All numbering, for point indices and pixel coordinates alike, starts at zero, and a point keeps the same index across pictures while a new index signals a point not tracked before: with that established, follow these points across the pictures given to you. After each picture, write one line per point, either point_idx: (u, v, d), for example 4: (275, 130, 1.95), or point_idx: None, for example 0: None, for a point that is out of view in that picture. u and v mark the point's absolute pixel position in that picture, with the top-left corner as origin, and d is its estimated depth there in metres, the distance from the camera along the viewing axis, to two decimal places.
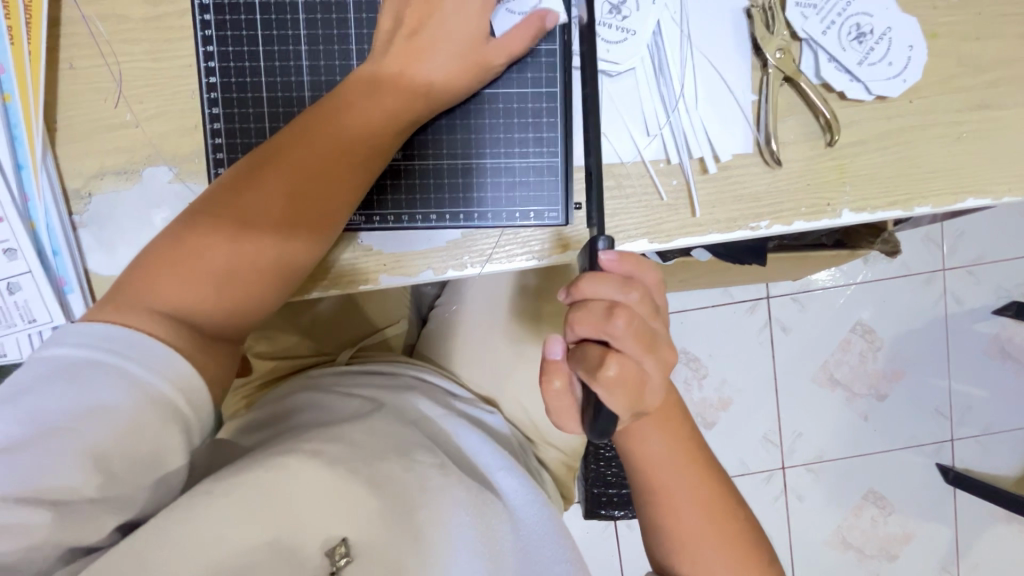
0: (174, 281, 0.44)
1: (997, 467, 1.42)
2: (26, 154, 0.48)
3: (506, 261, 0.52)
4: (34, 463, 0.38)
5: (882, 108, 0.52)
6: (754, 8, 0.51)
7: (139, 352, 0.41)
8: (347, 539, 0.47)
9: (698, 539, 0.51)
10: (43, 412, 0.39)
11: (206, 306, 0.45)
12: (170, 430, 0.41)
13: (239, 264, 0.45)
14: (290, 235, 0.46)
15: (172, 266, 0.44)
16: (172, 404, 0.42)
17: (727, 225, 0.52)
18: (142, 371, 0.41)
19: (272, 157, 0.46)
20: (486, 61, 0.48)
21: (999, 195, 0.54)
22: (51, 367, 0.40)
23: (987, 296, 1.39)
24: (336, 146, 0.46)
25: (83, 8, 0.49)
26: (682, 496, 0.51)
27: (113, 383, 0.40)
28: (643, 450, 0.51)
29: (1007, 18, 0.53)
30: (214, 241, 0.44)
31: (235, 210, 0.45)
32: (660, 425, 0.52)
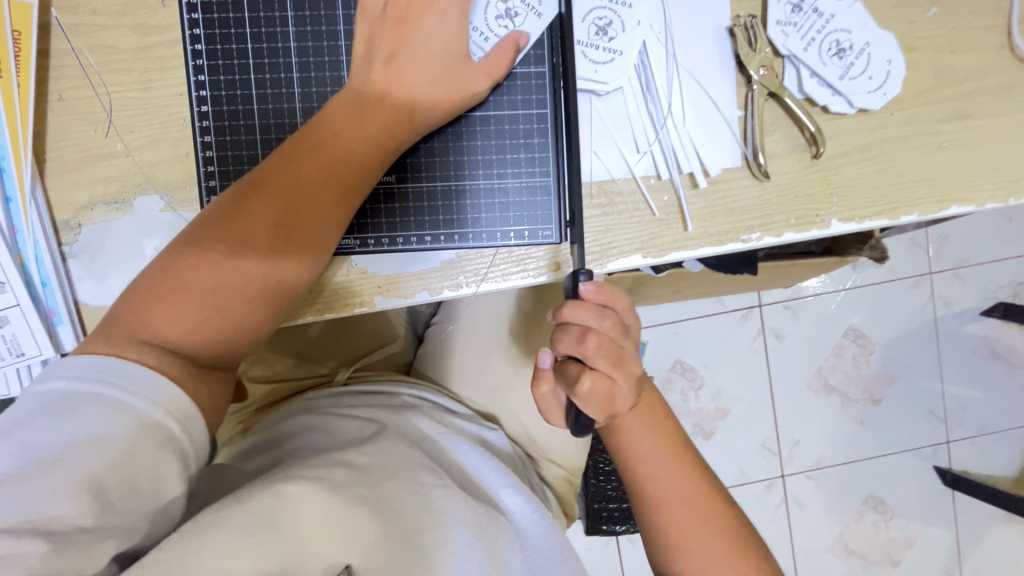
0: (166, 313, 0.43)
1: (993, 469, 1.43)
2: (14, 185, 0.48)
3: (501, 280, 0.52)
4: (28, 496, 0.36)
5: (865, 121, 0.54)
6: (736, 27, 0.52)
7: (140, 383, 0.41)
8: (350, 566, 0.48)
9: (700, 540, 0.50)
10: (39, 445, 0.38)
11: (201, 336, 0.44)
12: (169, 459, 0.41)
13: (232, 294, 0.44)
14: (285, 262, 0.45)
15: (164, 298, 0.44)
16: (172, 436, 0.41)
17: (719, 238, 0.53)
18: (142, 402, 0.40)
19: (264, 183, 0.45)
20: (467, 79, 0.48)
21: (981, 202, 0.55)
22: (45, 401, 0.39)
23: (973, 298, 1.41)
24: (323, 169, 0.45)
25: (72, 40, 0.49)
26: (676, 497, 0.51)
27: (114, 414, 0.40)
28: (641, 462, 0.51)
29: (982, 30, 0.54)
30: (204, 268, 0.44)
31: (224, 235, 0.44)
32: (655, 433, 0.52)
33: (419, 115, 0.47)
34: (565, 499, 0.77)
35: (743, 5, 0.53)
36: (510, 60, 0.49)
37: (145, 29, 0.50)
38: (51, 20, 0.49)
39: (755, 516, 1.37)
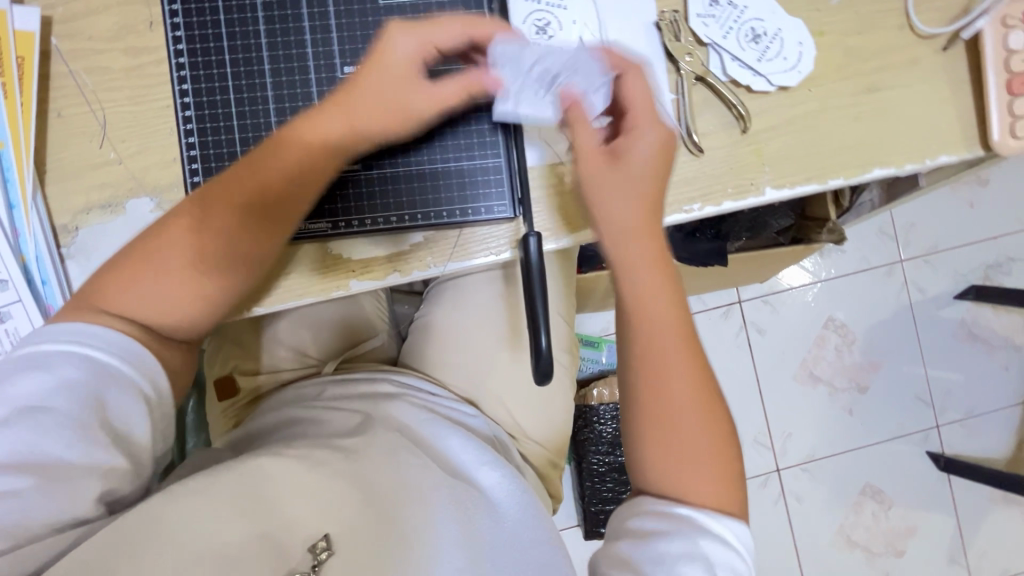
0: (131, 299, 0.48)
1: (986, 451, 1.44)
2: (18, 193, 0.53)
3: (466, 259, 0.57)
4: (24, 439, 0.43)
5: (786, 97, 0.59)
6: (662, 21, 0.58)
7: (110, 342, 0.46)
8: (327, 534, 0.50)
9: (678, 397, 0.50)
10: (24, 396, 0.44)
11: (154, 317, 0.48)
12: (134, 404, 0.46)
13: (186, 285, 0.49)
14: (236, 261, 0.50)
15: (128, 283, 0.48)
16: (138, 387, 0.47)
17: (664, 208, 0.58)
18: (109, 356, 0.46)
19: (221, 190, 0.49)
20: (416, 95, 0.50)
21: (901, 164, 0.60)
22: (24, 359, 0.45)
23: (946, 283, 1.45)
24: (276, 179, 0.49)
25: (70, 63, 0.55)
26: (669, 352, 0.50)
27: (84, 366, 0.45)
28: (629, 282, 0.51)
29: (883, 13, 0.61)
30: (163, 261, 0.48)
31: (184, 234, 0.48)
32: (669, 293, 0.51)
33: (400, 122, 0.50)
34: (550, 480, 0.79)
35: (666, 2, 0.59)
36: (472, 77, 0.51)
37: (135, 51, 0.56)
38: (51, 47, 0.55)
39: (754, 511, 1.38)
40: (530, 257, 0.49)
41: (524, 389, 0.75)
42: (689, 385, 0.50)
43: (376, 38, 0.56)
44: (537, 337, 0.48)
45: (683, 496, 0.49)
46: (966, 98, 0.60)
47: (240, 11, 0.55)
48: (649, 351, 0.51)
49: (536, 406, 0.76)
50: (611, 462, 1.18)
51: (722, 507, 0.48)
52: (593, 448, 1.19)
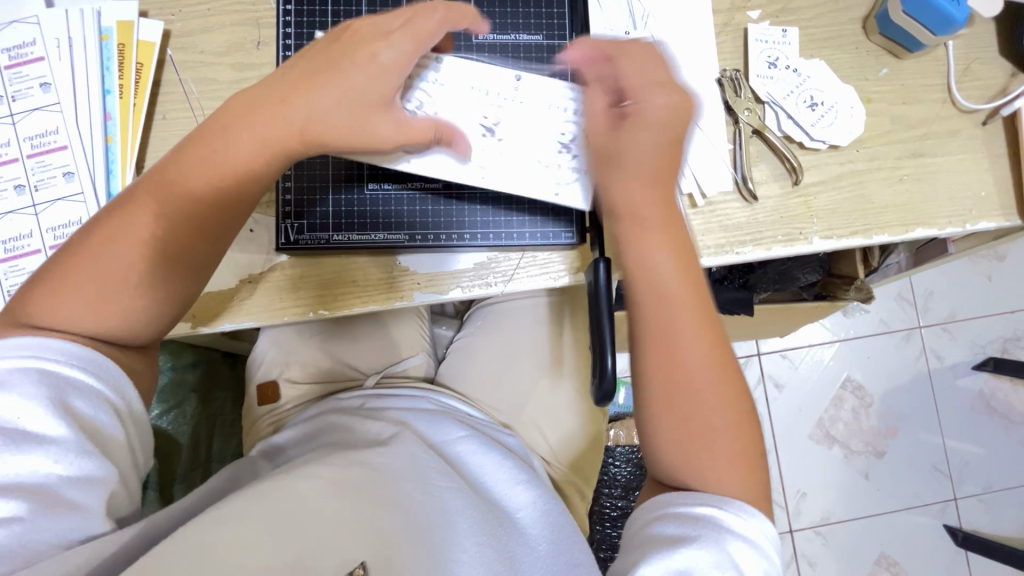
0: (63, 302, 0.46)
1: (1005, 529, 1.41)
2: (117, 185, 0.56)
3: (528, 280, 0.60)
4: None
5: (835, 155, 0.63)
6: (724, 79, 0.63)
7: (73, 354, 0.45)
8: (365, 563, 0.49)
9: (708, 389, 0.48)
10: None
11: (89, 335, 0.46)
12: (105, 418, 0.46)
13: (117, 278, 0.46)
14: (173, 249, 0.48)
15: (61, 277, 0.46)
16: (110, 399, 0.46)
17: (716, 250, 0.61)
18: (75, 369, 0.45)
19: (160, 174, 0.48)
20: (379, 124, 0.49)
21: (942, 226, 0.63)
22: None
23: (965, 352, 1.46)
24: (192, 193, 0.48)
25: (182, 73, 0.59)
26: (691, 351, 0.49)
27: (43, 381, 0.43)
28: (643, 253, 0.51)
29: (927, 87, 0.65)
30: (111, 243, 0.47)
31: (136, 217, 0.47)
32: (669, 248, 0.51)
33: (310, 134, 0.49)
34: (578, 515, 0.78)
35: (727, 61, 0.64)
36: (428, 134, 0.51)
37: (241, 66, 0.60)
38: (167, 57, 0.59)
39: None
40: (599, 283, 0.53)
41: (561, 417, 0.76)
42: (714, 355, 0.49)
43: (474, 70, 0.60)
44: (604, 358, 0.51)
45: (718, 491, 0.47)
46: (1003, 170, 0.64)
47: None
48: (659, 355, 0.49)
49: (570, 435, 0.76)
50: (624, 507, 1.16)
51: (754, 504, 0.47)
52: (607, 491, 1.17)
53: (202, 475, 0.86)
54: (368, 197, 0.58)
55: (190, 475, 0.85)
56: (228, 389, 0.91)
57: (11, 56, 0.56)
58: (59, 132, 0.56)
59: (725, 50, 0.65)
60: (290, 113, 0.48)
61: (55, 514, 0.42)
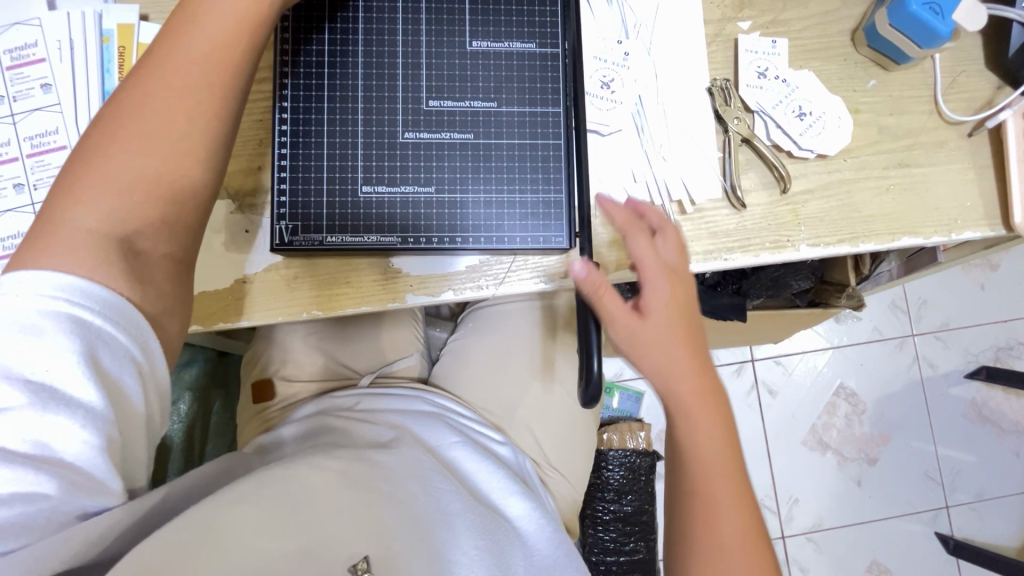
0: (92, 202, 0.42)
1: (996, 537, 1.41)
2: None
3: (518, 283, 0.61)
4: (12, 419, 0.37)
5: (823, 165, 0.65)
6: (714, 88, 0.64)
7: (105, 306, 0.40)
8: (368, 556, 0.49)
9: (733, 525, 0.48)
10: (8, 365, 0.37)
11: (130, 228, 0.43)
12: (126, 378, 0.41)
13: (151, 161, 0.44)
14: (197, 120, 0.46)
15: (77, 186, 0.43)
16: (135, 360, 0.41)
17: (705, 256, 0.62)
18: (101, 319, 0.40)
19: (151, 56, 0.46)
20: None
21: (928, 235, 0.64)
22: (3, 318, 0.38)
23: (957, 361, 1.47)
24: (186, 62, 0.46)
25: None
26: (726, 506, 0.48)
27: (70, 330, 0.38)
28: (686, 422, 0.49)
29: (913, 99, 0.66)
30: (121, 137, 0.44)
31: (132, 99, 0.44)
32: (715, 420, 0.50)
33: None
34: (567, 517, 0.79)
35: (718, 71, 0.66)
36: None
37: None
38: None
39: None
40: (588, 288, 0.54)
41: (553, 418, 0.77)
42: (743, 516, 0.48)
43: (468, 75, 0.60)
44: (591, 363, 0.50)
45: None
46: (988, 181, 0.65)
47: (343, 33, 0.59)
48: (692, 519, 0.48)
49: (560, 438, 0.77)
50: (616, 511, 1.17)
51: None
52: (599, 495, 1.18)
53: None
54: (361, 200, 0.58)
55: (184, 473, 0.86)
56: (223, 388, 0.92)
57: (12, 57, 0.57)
58: (60, 132, 0.57)
59: (715, 59, 0.66)
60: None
61: (79, 492, 0.39)
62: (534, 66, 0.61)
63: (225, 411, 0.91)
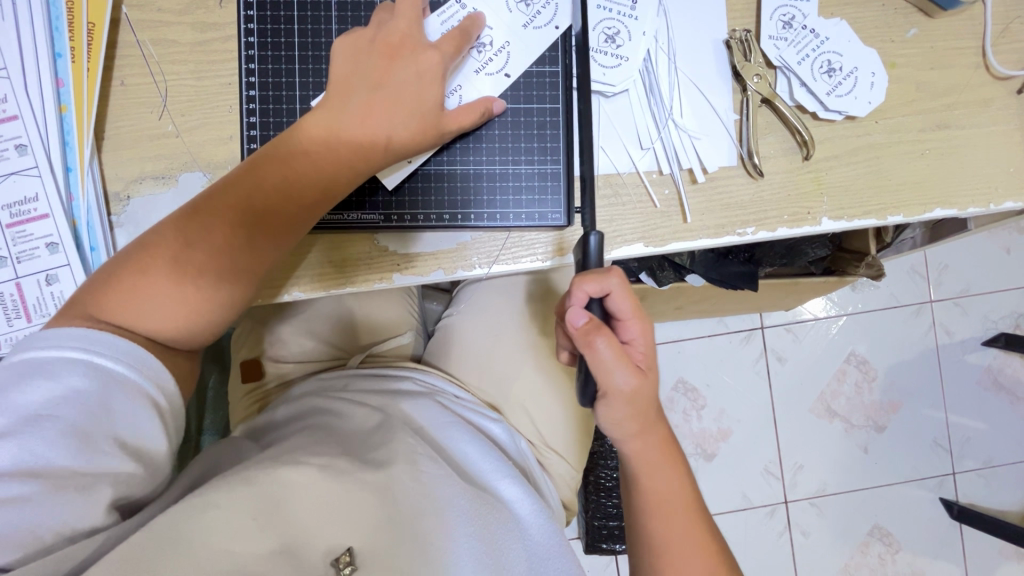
0: (125, 304, 0.48)
1: (1001, 503, 1.40)
2: (76, 157, 0.53)
3: (512, 263, 0.56)
4: (17, 450, 0.42)
5: (852, 127, 0.58)
6: (732, 40, 0.57)
7: (117, 349, 0.46)
8: (351, 548, 0.50)
9: (682, 530, 0.53)
10: (22, 405, 0.43)
11: (152, 328, 0.49)
12: (146, 413, 0.47)
13: (178, 283, 0.48)
14: (238, 262, 0.49)
15: (120, 282, 0.48)
16: (149, 394, 0.47)
17: (716, 231, 0.57)
18: (116, 363, 0.46)
19: (230, 183, 0.49)
20: (443, 121, 0.51)
21: (963, 206, 0.58)
22: (27, 365, 0.44)
23: (976, 327, 1.42)
24: (271, 198, 0.49)
25: (139, 34, 0.55)
26: (677, 511, 0.53)
27: (87, 373, 0.45)
28: (638, 451, 0.54)
29: (958, 50, 0.59)
30: (169, 250, 0.48)
31: (195, 226, 0.48)
32: (659, 444, 0.55)
33: (391, 147, 0.50)
34: (567, 493, 0.78)
35: (738, 21, 0.58)
36: (471, 122, 0.52)
37: (203, 26, 0.55)
38: (122, 15, 0.54)
39: (757, 542, 1.36)
40: (588, 258, 0.50)
41: (551, 401, 0.74)
42: (692, 517, 0.53)
43: None
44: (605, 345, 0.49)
45: None
46: None
47: None
48: (649, 524, 0.53)
49: (559, 418, 0.75)
50: (620, 478, 1.16)
51: None
52: (602, 462, 1.16)
53: (194, 448, 0.86)
54: None
55: (182, 447, 0.86)
56: (218, 363, 0.90)
57: None
58: (9, 101, 0.53)
59: (735, 7, 0.58)
60: (372, 143, 0.50)
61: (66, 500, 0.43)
62: (545, 20, 0.55)
63: (222, 386, 0.90)
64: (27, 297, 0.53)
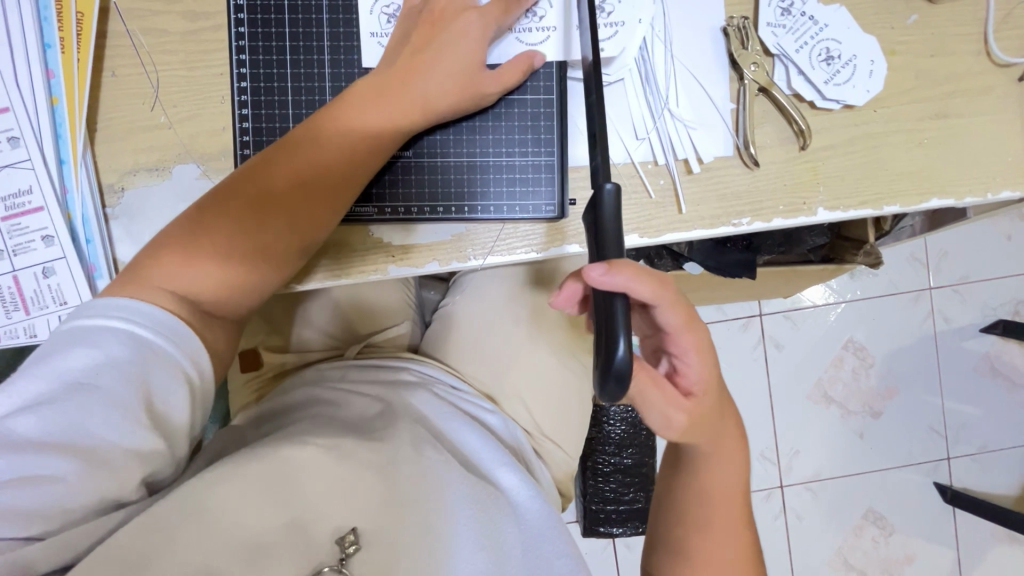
0: (181, 274, 0.49)
1: (995, 487, 1.42)
2: (68, 149, 0.53)
3: (507, 254, 0.56)
4: (56, 416, 0.43)
5: (850, 116, 0.58)
6: (729, 28, 0.56)
7: (156, 322, 0.47)
8: (356, 529, 0.52)
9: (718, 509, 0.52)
10: (66, 370, 0.44)
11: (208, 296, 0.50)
12: (179, 387, 0.47)
13: (235, 252, 0.50)
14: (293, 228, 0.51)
15: (177, 254, 0.49)
16: (183, 366, 0.47)
17: (711, 221, 0.57)
18: (153, 334, 0.46)
19: (281, 154, 0.51)
20: (483, 83, 0.52)
21: (960, 196, 0.58)
22: (76, 333, 0.46)
23: (974, 314, 1.42)
24: (322, 165, 0.51)
25: (128, 23, 0.54)
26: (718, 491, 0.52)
27: (126, 343, 0.46)
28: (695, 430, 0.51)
29: (959, 37, 0.58)
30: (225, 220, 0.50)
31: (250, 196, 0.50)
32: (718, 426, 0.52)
33: (434, 109, 0.52)
34: (563, 479, 0.79)
35: (736, 7, 0.58)
36: (518, 78, 0.52)
37: (193, 15, 0.55)
38: (111, 4, 0.54)
39: None
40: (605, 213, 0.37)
41: (547, 389, 0.75)
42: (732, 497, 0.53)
43: None
44: (614, 340, 0.35)
45: None
46: None
47: None
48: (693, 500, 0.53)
49: (555, 407, 0.76)
50: (618, 463, 1.17)
51: None
52: (599, 448, 1.17)
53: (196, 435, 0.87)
54: None
55: None
56: None
57: None
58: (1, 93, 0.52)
59: None
60: (414, 106, 0.51)
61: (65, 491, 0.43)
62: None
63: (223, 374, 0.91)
64: (25, 290, 0.54)
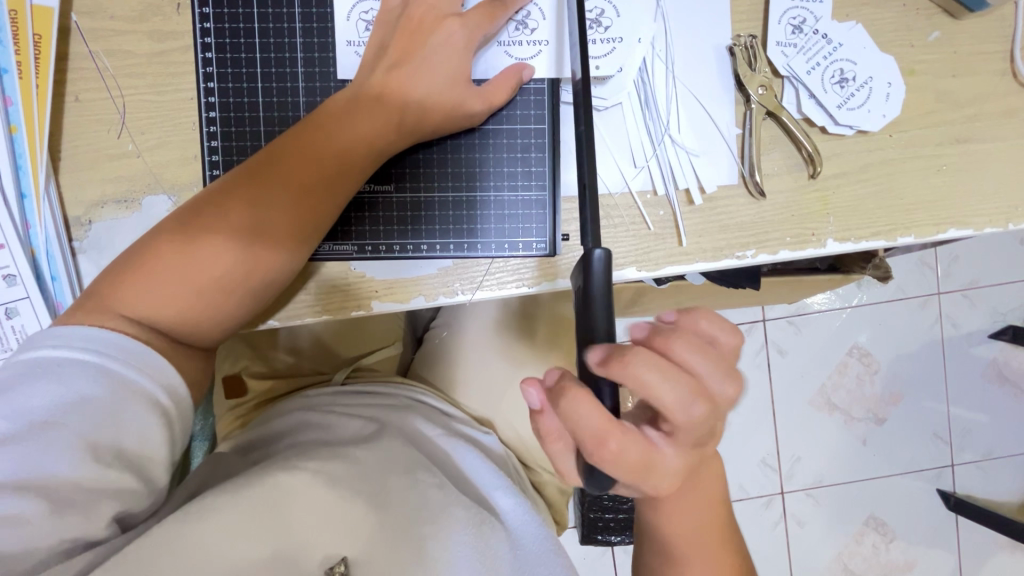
0: (144, 300, 0.45)
1: (999, 495, 1.40)
2: (29, 182, 0.50)
3: (496, 289, 0.53)
4: (16, 458, 0.40)
5: (864, 141, 0.54)
6: (736, 47, 0.53)
7: (125, 351, 0.43)
8: (346, 558, 0.50)
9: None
10: (30, 407, 0.41)
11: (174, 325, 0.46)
12: (151, 420, 0.44)
13: (203, 279, 0.46)
14: (264, 255, 0.47)
15: (139, 277, 0.46)
16: (154, 396, 0.44)
17: (713, 254, 0.54)
18: (124, 365, 0.43)
19: (253, 172, 0.47)
20: (470, 100, 0.49)
21: (979, 226, 0.55)
22: (34, 365, 0.42)
23: (983, 320, 1.38)
24: (297, 185, 0.47)
25: (91, 44, 0.51)
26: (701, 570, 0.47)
27: (93, 377, 0.42)
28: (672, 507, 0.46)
29: (984, 55, 0.54)
30: (192, 244, 0.46)
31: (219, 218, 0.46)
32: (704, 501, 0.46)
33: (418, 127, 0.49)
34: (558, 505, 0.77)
35: (743, 23, 0.54)
36: (511, 90, 0.49)
37: (161, 35, 0.51)
38: (72, 23, 0.50)
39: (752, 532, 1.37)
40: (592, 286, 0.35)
41: None
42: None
43: None
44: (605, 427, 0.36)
45: None
46: None
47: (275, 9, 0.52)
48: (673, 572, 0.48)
49: None
50: None
51: None
52: None
53: None
54: None
55: None
56: None
57: None
58: None
59: (740, 8, 0.53)
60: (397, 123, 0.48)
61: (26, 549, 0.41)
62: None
63: None
64: None
